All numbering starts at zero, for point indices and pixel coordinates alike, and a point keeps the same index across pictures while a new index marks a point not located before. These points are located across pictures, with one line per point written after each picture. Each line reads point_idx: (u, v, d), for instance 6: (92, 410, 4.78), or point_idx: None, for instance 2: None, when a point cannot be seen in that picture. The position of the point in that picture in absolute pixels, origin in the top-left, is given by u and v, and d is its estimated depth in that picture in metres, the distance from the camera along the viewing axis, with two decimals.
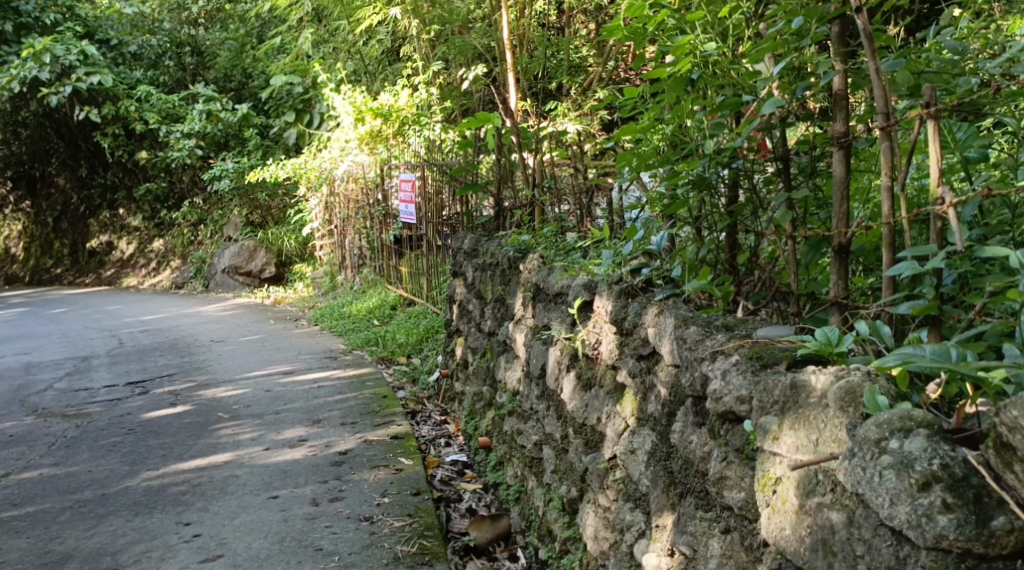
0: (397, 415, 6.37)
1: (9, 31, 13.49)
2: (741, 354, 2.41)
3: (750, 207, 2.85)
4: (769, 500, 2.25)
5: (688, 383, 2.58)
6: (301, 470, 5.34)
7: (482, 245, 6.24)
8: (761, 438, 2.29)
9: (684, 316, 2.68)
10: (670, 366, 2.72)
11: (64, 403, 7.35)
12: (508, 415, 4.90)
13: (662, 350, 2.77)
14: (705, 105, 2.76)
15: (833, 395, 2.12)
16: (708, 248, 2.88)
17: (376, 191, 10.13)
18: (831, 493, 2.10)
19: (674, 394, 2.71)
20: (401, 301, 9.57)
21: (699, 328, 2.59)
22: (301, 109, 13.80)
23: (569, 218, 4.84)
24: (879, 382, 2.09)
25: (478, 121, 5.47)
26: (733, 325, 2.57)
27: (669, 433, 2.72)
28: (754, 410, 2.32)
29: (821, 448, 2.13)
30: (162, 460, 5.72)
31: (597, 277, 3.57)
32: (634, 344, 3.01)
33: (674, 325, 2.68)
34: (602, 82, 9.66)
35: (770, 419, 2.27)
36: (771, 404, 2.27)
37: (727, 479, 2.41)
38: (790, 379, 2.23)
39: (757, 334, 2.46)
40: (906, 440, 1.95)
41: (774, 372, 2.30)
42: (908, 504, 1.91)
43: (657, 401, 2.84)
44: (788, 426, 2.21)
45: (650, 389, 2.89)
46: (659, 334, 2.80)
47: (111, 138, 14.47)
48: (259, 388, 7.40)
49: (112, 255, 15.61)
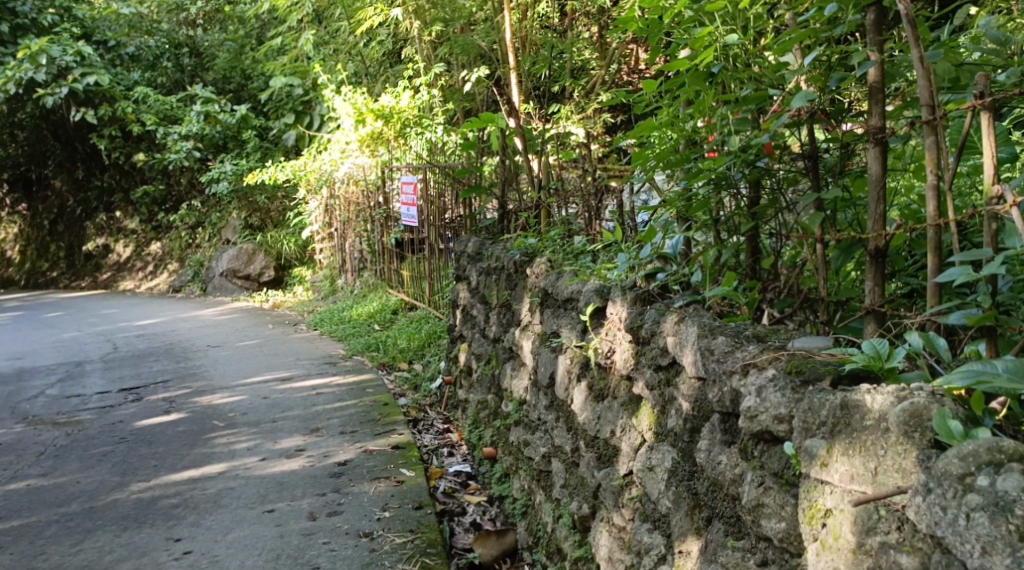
0: (399, 424, 6.20)
1: (6, 32, 13.32)
2: (778, 368, 2.24)
3: (774, 208, 2.67)
4: (817, 534, 2.07)
5: (716, 398, 2.41)
6: (298, 482, 5.18)
7: (486, 248, 6.08)
8: (808, 464, 2.10)
9: (708, 325, 2.52)
10: (693, 379, 2.55)
11: (55, 410, 7.19)
12: (513, 426, 4.73)
13: (683, 361, 2.60)
14: (727, 97, 2.58)
15: (895, 418, 1.93)
16: (729, 252, 2.72)
17: (377, 193, 9.98)
18: (896, 532, 1.92)
19: (697, 409, 2.55)
20: (403, 306, 9.40)
21: (726, 338, 2.43)
22: (301, 111, 13.62)
23: (576, 221, 4.67)
24: (947, 404, 1.90)
25: (482, 121, 5.31)
26: (764, 335, 2.41)
27: (693, 451, 2.55)
28: (796, 431, 2.15)
29: (881, 479, 1.94)
30: (154, 471, 5.56)
31: (610, 282, 3.43)
32: (652, 353, 2.84)
33: (696, 334, 2.52)
34: (605, 84, 9.47)
35: (817, 442, 2.09)
36: (818, 425, 2.09)
37: (764, 507, 2.24)
38: (841, 398, 2.05)
39: (793, 346, 2.29)
40: (997, 477, 1.76)
41: (818, 390, 2.12)
42: (1006, 555, 1.71)
43: (677, 416, 2.67)
44: (841, 453, 2.03)
45: (669, 402, 2.73)
46: (680, 344, 2.63)
47: (107, 140, 14.31)
48: (257, 395, 7.23)
49: (108, 258, 15.44)
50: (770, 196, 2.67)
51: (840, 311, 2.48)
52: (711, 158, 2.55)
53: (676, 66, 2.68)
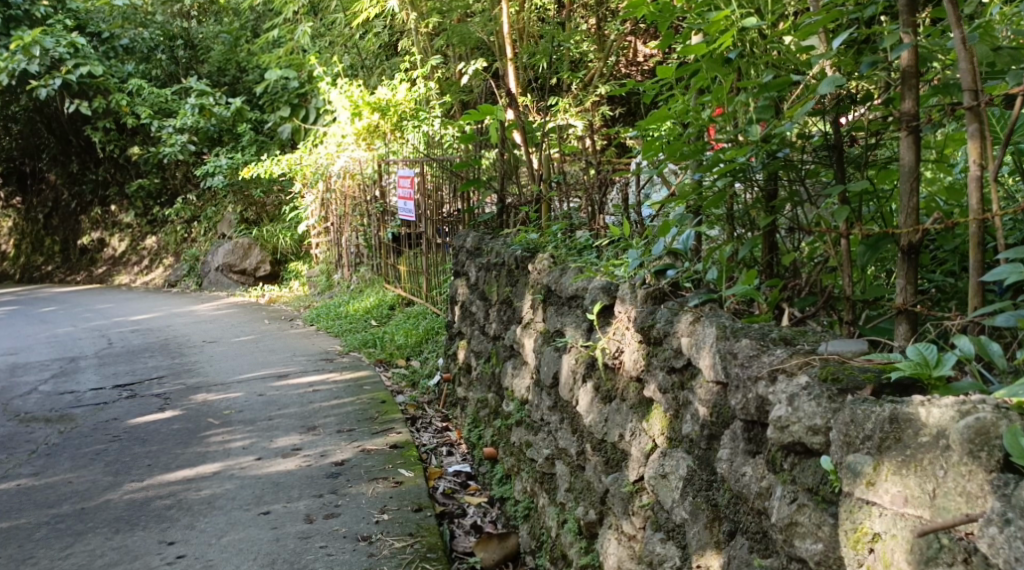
0: (396, 422, 6.07)
1: None
2: (811, 375, 2.11)
3: (793, 202, 2.53)
4: (863, 560, 1.94)
5: (739, 405, 2.29)
6: (294, 482, 5.04)
7: (485, 243, 5.93)
8: (851, 482, 1.97)
9: (728, 326, 2.39)
10: (711, 383, 2.43)
11: (48, 408, 7.04)
12: (515, 426, 4.59)
13: (700, 364, 2.48)
14: (748, 82, 2.44)
15: (957, 436, 1.78)
16: (748, 248, 2.57)
17: (373, 187, 9.85)
18: (962, 565, 1.77)
19: (715, 414, 2.42)
20: (400, 301, 9.27)
21: (750, 340, 2.30)
22: (297, 104, 13.45)
23: (579, 215, 4.53)
24: (1016, 419, 1.75)
25: (481, 113, 5.17)
26: (791, 338, 2.28)
27: (713, 460, 2.42)
28: (835, 445, 2.01)
29: (941, 502, 1.80)
30: (147, 470, 5.42)
31: (617, 279, 3.32)
32: (664, 355, 2.70)
33: (715, 336, 2.40)
34: (602, 77, 9.39)
35: (862, 458, 1.95)
36: (862, 439, 1.95)
37: (797, 526, 2.09)
38: (891, 411, 1.91)
39: (825, 351, 2.17)
40: None
41: (859, 401, 1.98)
42: None
43: (694, 421, 2.54)
44: (892, 472, 1.89)
45: (684, 406, 2.60)
46: (696, 347, 2.50)
47: (102, 133, 14.15)
48: (252, 392, 7.09)
49: (104, 253, 15.27)
50: (788, 189, 2.53)
51: (867, 311, 2.36)
52: (733, 148, 2.40)
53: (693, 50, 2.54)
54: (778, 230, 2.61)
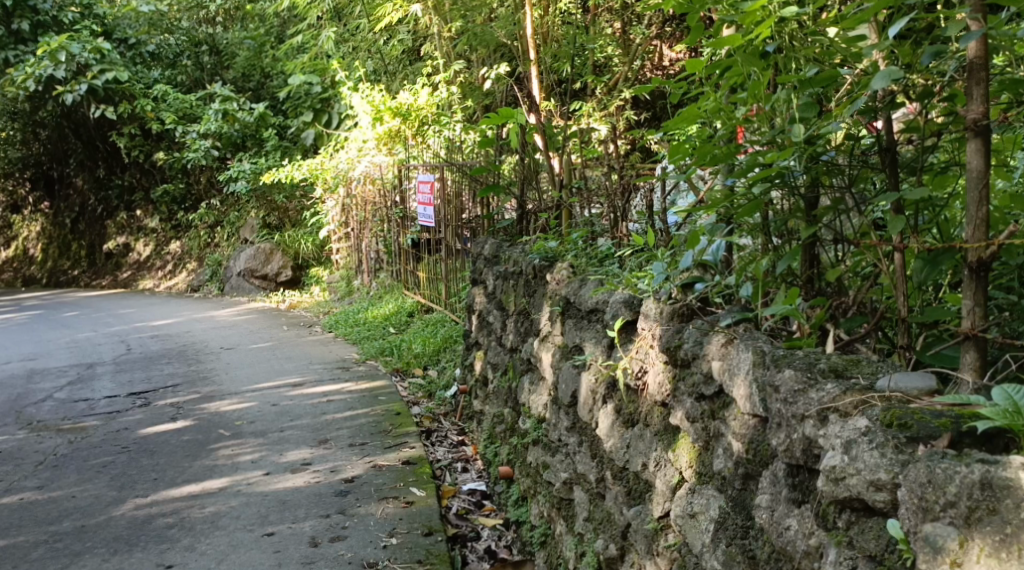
0: (411, 436, 5.82)
1: (26, 29, 13.03)
2: (872, 418, 1.84)
3: (838, 210, 2.27)
4: None
5: (783, 446, 2.03)
6: (301, 501, 4.80)
7: (504, 251, 5.68)
8: (930, 557, 1.69)
9: (768, 353, 2.14)
10: (748, 417, 2.18)
11: (61, 416, 6.85)
12: (532, 445, 4.33)
13: (734, 394, 2.23)
14: (789, 76, 2.17)
15: None
16: (787, 262, 2.30)
17: (394, 192, 9.62)
18: None
19: (751, 451, 2.17)
20: (419, 308, 9.04)
21: (794, 370, 2.04)
22: (320, 109, 13.18)
23: (601, 222, 4.28)
24: None
25: (501, 116, 4.93)
26: (841, 367, 2.03)
27: (753, 505, 2.16)
28: (908, 510, 1.74)
29: None
30: (153, 485, 5.21)
31: (640, 292, 3.06)
32: (693, 379, 2.45)
33: (753, 363, 2.15)
34: (627, 82, 9.12)
35: (944, 529, 1.68)
36: (943, 507, 1.68)
37: None
38: (981, 476, 1.64)
39: (886, 387, 1.90)
40: None
41: (937, 458, 1.71)
42: None
43: (727, 457, 2.28)
44: (986, 554, 1.62)
45: (715, 438, 2.34)
46: (729, 374, 2.25)
47: (127, 138, 14.05)
48: (266, 402, 6.87)
49: (129, 258, 15.12)
50: (834, 196, 2.27)
51: (925, 336, 2.11)
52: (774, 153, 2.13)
53: (727, 41, 2.27)
54: (819, 240, 2.34)
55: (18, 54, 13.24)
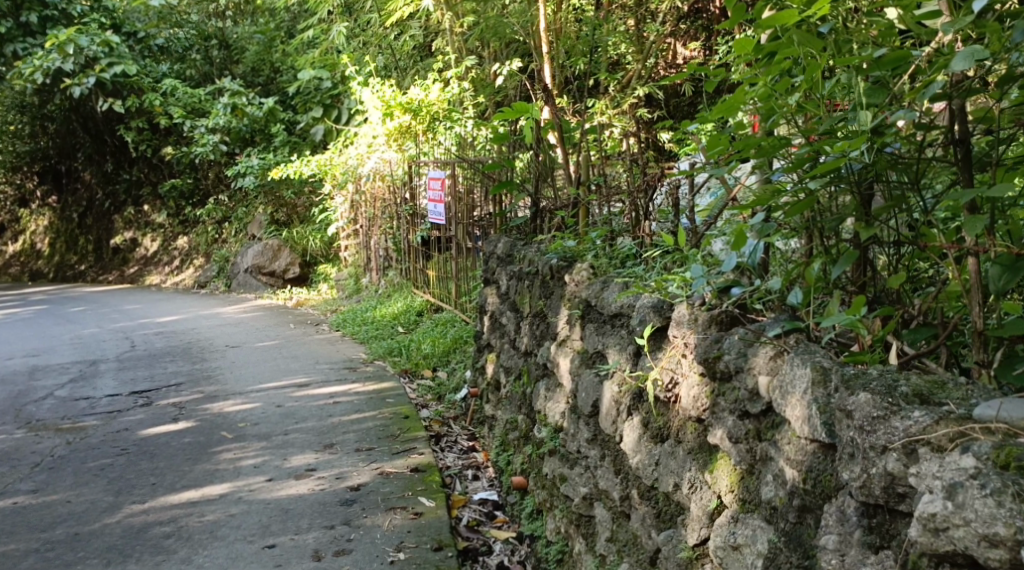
0: (419, 441, 5.60)
1: (34, 22, 12.89)
2: (980, 458, 1.64)
3: (900, 208, 2.04)
4: None
5: (858, 482, 1.82)
6: (305, 510, 4.58)
7: (518, 251, 5.44)
8: None
9: (831, 372, 1.94)
10: (806, 441, 1.98)
11: (60, 415, 6.64)
12: (548, 456, 4.11)
13: (789, 414, 2.03)
14: (852, 56, 1.95)
15: None
16: (841, 268, 2.08)
17: (403, 189, 9.39)
18: None
19: (810, 481, 1.97)
20: (428, 307, 8.82)
21: (868, 392, 1.83)
22: (329, 105, 12.93)
23: (621, 221, 4.06)
24: None
25: (514, 111, 4.76)
26: (925, 391, 1.82)
27: (813, 543, 1.95)
28: None
29: None
30: (151, 490, 4.99)
31: (670, 296, 2.84)
32: (737, 397, 2.24)
33: (812, 382, 1.96)
34: (641, 80, 8.86)
35: None
36: None
37: None
38: None
39: (989, 416, 1.69)
40: None
41: None
42: None
43: (778, 486, 2.08)
44: None
45: (763, 462, 2.14)
46: (782, 392, 2.05)
47: (135, 132, 13.85)
48: (271, 403, 6.65)
49: (135, 253, 14.93)
50: (894, 193, 2.06)
51: (1003, 350, 1.89)
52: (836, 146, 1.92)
53: (778, 19, 2.04)
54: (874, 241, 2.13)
55: (25, 47, 13.12)
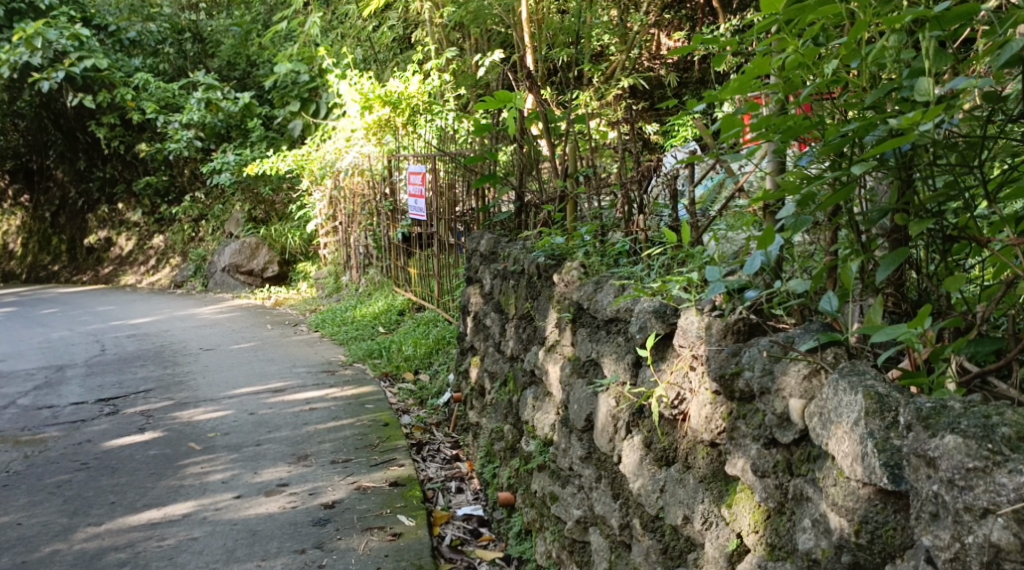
0: (398, 451, 5.25)
1: (1, 16, 12.48)
2: None
3: (952, 196, 1.75)
4: None
5: (952, 549, 1.57)
6: (275, 531, 4.24)
7: (502, 248, 5.10)
8: None
9: (886, 400, 1.70)
10: (855, 481, 1.74)
11: (20, 425, 6.26)
12: (536, 472, 3.78)
13: (832, 447, 1.78)
14: (909, 11, 1.67)
15: None
16: (886, 270, 1.80)
17: (383, 184, 9.04)
18: None
19: (864, 534, 1.72)
20: (410, 306, 8.48)
21: (958, 435, 1.57)
22: (307, 98, 12.51)
23: (613, 216, 3.73)
24: None
25: (497, 100, 4.45)
26: None
27: None
28: None
29: None
30: (109, 510, 4.63)
31: (671, 300, 2.52)
32: (768, 427, 1.97)
33: (864, 411, 1.72)
34: (626, 70, 8.49)
35: None
36: None
37: None
38: None
39: None
40: None
41: None
42: None
43: (822, 534, 1.81)
44: None
45: (799, 503, 1.89)
46: (826, 421, 1.80)
47: (107, 129, 13.41)
48: (244, 410, 6.30)
49: (110, 252, 14.50)
50: (944, 180, 1.77)
51: None
52: (900, 122, 1.64)
53: None
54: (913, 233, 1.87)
55: None
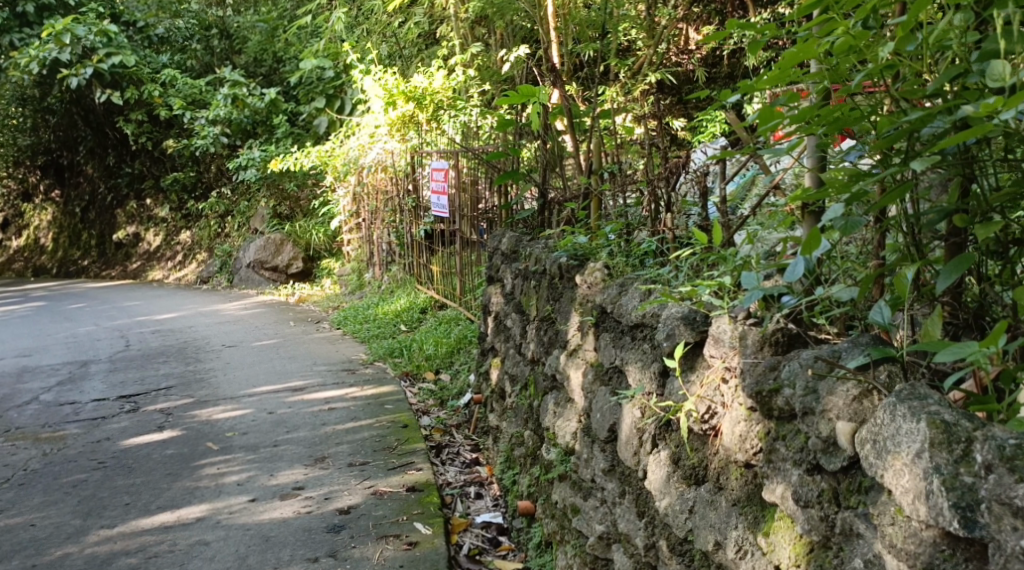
0: (416, 454, 5.09)
1: (31, 11, 12.46)
2: None
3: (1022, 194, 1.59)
4: None
5: None
6: (288, 538, 4.09)
7: (523, 247, 4.92)
8: None
9: (958, 433, 1.53)
10: (916, 520, 1.57)
11: (40, 422, 6.14)
12: (557, 482, 3.60)
13: (890, 480, 1.61)
14: None
15: None
16: (949, 279, 1.66)
17: (406, 180, 8.91)
18: None
19: None
20: (432, 304, 8.33)
21: None
22: (332, 94, 12.35)
23: (639, 215, 3.53)
24: None
25: (520, 94, 4.28)
26: None
27: None
28: None
29: None
30: (122, 511, 4.50)
31: (699, 308, 2.35)
32: (817, 453, 1.80)
33: (930, 444, 1.54)
34: (653, 66, 8.26)
35: None
36: None
37: None
38: None
39: None
40: None
41: None
42: None
43: None
44: None
45: (850, 540, 1.72)
46: (883, 450, 1.63)
47: (135, 125, 13.33)
48: (262, 410, 6.16)
49: (138, 248, 14.45)
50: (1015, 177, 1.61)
51: None
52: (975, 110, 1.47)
53: None
54: (972, 236, 1.71)
55: (22, 37, 12.67)
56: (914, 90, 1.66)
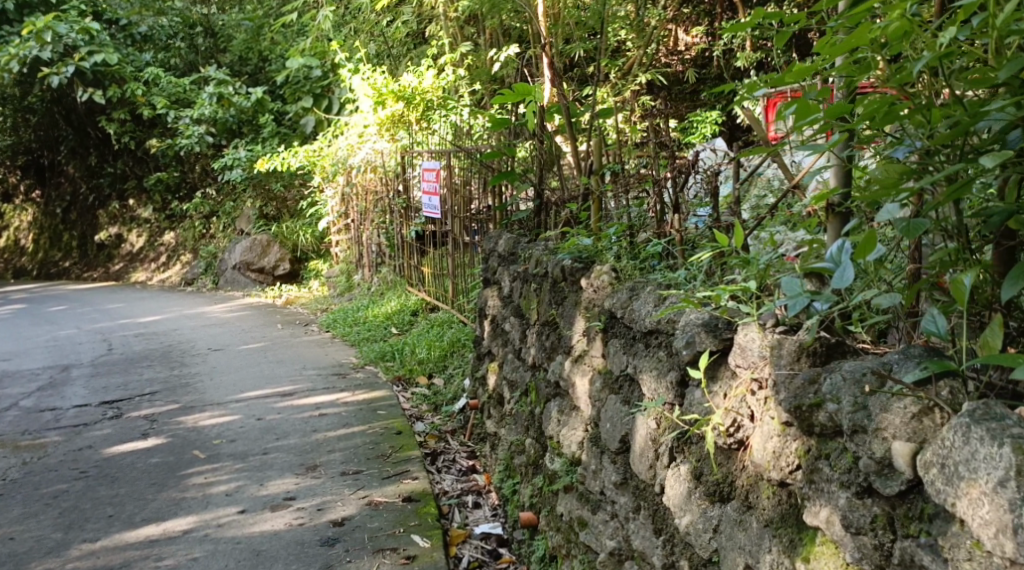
0: (412, 462, 4.95)
1: (11, 9, 12.26)
2: None
3: None
4: None
5: None
6: (280, 552, 3.95)
7: (521, 249, 4.79)
8: None
9: None
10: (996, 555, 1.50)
11: (20, 429, 5.97)
12: (562, 493, 3.47)
13: (966, 509, 1.54)
14: None
15: None
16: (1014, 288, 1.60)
17: (396, 180, 8.77)
18: None
19: None
20: (423, 306, 8.19)
21: None
22: (319, 94, 12.19)
23: (645, 215, 3.37)
24: None
25: (516, 93, 4.22)
26: None
27: None
28: None
29: None
30: (106, 524, 4.34)
31: (719, 314, 2.23)
32: (873, 476, 1.71)
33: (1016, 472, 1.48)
34: (643, 66, 8.13)
35: None
36: None
37: None
38: None
39: None
40: None
41: None
42: None
43: None
44: None
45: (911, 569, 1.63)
46: (958, 478, 1.55)
47: (117, 124, 13.13)
48: (251, 416, 6.00)
49: (121, 249, 14.23)
50: None
51: None
52: None
53: None
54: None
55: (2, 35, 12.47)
56: (982, 77, 1.61)
